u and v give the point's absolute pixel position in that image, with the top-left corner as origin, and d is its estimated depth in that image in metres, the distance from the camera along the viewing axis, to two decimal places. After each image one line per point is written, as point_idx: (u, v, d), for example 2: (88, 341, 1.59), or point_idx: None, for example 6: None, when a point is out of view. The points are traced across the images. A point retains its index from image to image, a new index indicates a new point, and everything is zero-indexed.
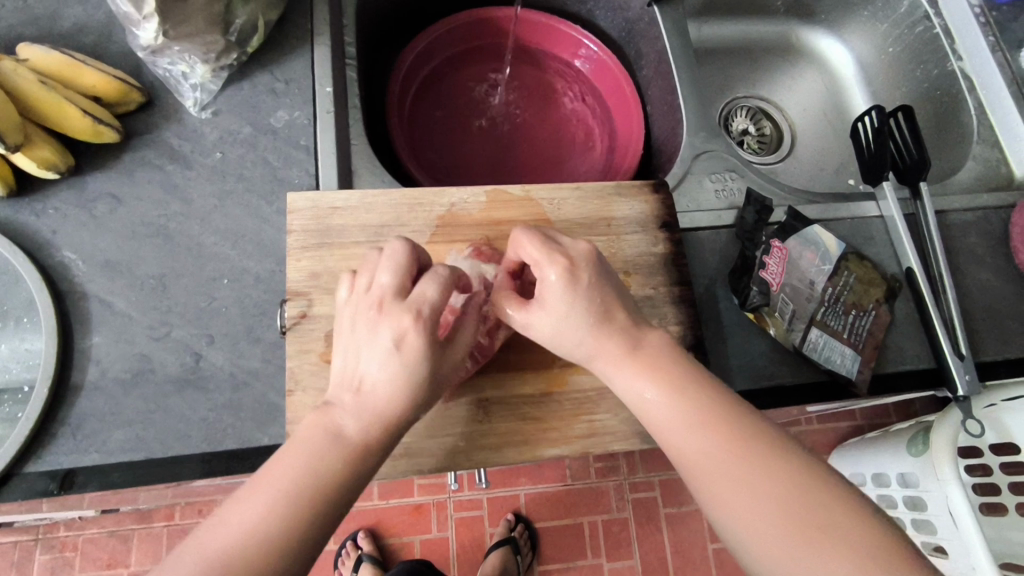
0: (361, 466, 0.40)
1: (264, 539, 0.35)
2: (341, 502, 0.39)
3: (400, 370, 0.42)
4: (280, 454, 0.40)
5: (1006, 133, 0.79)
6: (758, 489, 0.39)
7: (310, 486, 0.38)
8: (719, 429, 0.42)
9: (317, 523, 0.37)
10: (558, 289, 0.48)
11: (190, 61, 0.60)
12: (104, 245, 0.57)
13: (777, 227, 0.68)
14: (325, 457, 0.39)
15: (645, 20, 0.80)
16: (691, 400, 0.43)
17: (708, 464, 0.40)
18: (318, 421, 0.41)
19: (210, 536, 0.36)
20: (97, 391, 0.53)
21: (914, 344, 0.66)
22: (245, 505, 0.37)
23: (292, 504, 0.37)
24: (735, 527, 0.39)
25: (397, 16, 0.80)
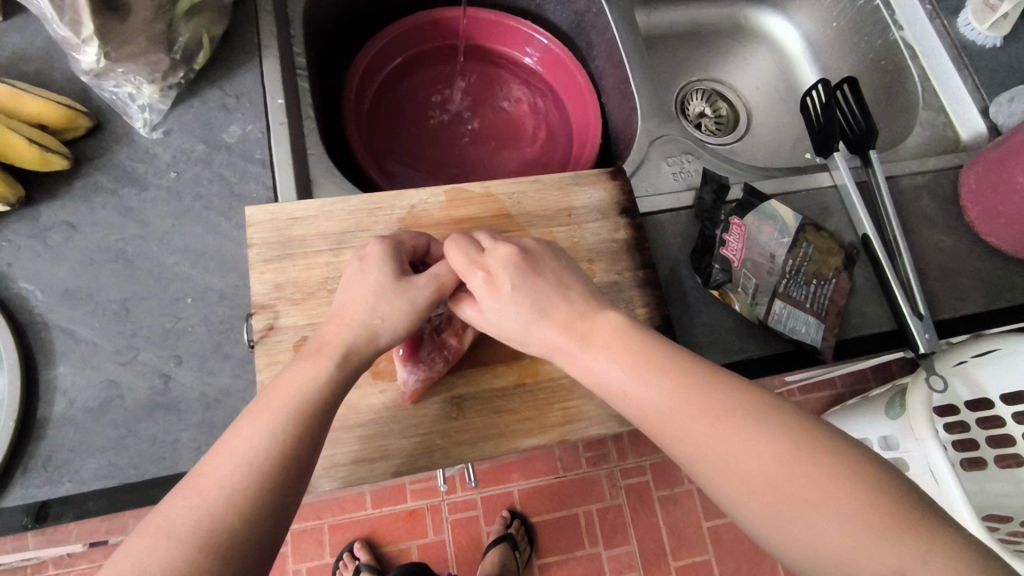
0: (340, 382, 0.45)
1: (263, 466, 0.39)
2: (318, 432, 0.42)
3: (359, 287, 0.50)
4: (268, 391, 0.43)
5: (949, 97, 0.82)
6: (747, 462, 0.37)
7: (293, 418, 0.41)
8: (696, 405, 0.40)
9: (306, 446, 0.41)
10: (487, 296, 0.50)
11: (135, 82, 0.59)
12: (61, 274, 0.56)
13: (735, 204, 0.69)
14: (305, 390, 0.43)
15: (593, 11, 0.81)
16: (662, 379, 0.42)
17: (693, 445, 0.39)
18: (301, 366, 0.45)
19: (208, 473, 0.38)
20: (65, 421, 0.52)
21: (874, 307, 0.68)
22: (238, 440, 0.40)
23: (280, 436, 0.40)
24: (733, 503, 0.38)
25: (344, 23, 0.80)
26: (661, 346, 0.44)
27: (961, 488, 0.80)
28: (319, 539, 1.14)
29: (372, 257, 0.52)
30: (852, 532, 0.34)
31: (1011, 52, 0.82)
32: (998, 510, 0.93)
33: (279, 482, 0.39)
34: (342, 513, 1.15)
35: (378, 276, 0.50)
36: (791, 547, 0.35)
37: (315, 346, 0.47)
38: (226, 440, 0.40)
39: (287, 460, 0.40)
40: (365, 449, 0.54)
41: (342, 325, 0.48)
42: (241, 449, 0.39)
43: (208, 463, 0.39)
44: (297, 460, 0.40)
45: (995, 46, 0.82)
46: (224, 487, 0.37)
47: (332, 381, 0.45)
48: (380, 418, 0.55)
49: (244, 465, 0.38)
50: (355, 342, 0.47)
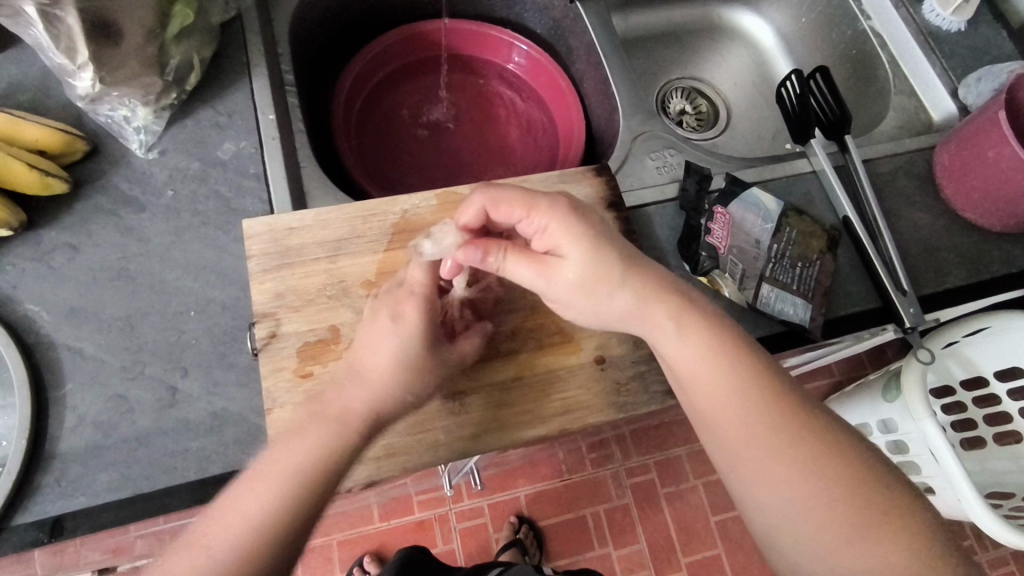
0: (353, 445, 0.49)
1: (265, 528, 0.45)
2: (326, 492, 0.48)
3: (396, 343, 0.53)
4: (284, 444, 0.48)
5: (919, 81, 0.84)
6: (811, 497, 0.45)
7: (300, 479, 0.46)
8: (772, 430, 0.47)
9: (309, 513, 0.47)
10: (569, 238, 0.51)
11: (130, 104, 0.61)
12: (66, 293, 0.57)
13: (718, 193, 0.71)
14: (316, 456, 0.47)
15: (569, 16, 0.84)
16: (748, 395, 0.48)
17: (763, 456, 0.46)
18: (316, 425, 0.49)
19: (219, 523, 0.45)
20: (77, 436, 0.53)
21: (859, 286, 0.70)
22: (246, 502, 0.45)
23: (287, 501, 0.46)
24: (783, 517, 0.45)
25: (329, 41, 0.82)
26: (752, 353, 0.50)
27: (960, 463, 0.82)
28: (328, 555, 1.13)
29: (405, 318, 0.54)
30: (893, 558, 0.42)
31: (975, 36, 0.85)
32: (999, 484, 0.95)
33: (281, 542, 0.45)
34: (351, 528, 1.15)
35: (401, 345, 0.53)
36: (832, 566, 0.43)
37: (337, 404, 0.51)
38: (242, 489, 0.46)
39: (284, 526, 0.45)
40: (372, 449, 0.55)
41: (364, 389, 0.51)
42: (251, 509, 0.45)
43: (221, 512, 0.45)
44: (300, 520, 0.46)
45: (960, 29, 0.85)
46: (230, 544, 0.44)
47: (336, 447, 0.48)
48: None
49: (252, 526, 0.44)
50: (373, 411, 0.51)
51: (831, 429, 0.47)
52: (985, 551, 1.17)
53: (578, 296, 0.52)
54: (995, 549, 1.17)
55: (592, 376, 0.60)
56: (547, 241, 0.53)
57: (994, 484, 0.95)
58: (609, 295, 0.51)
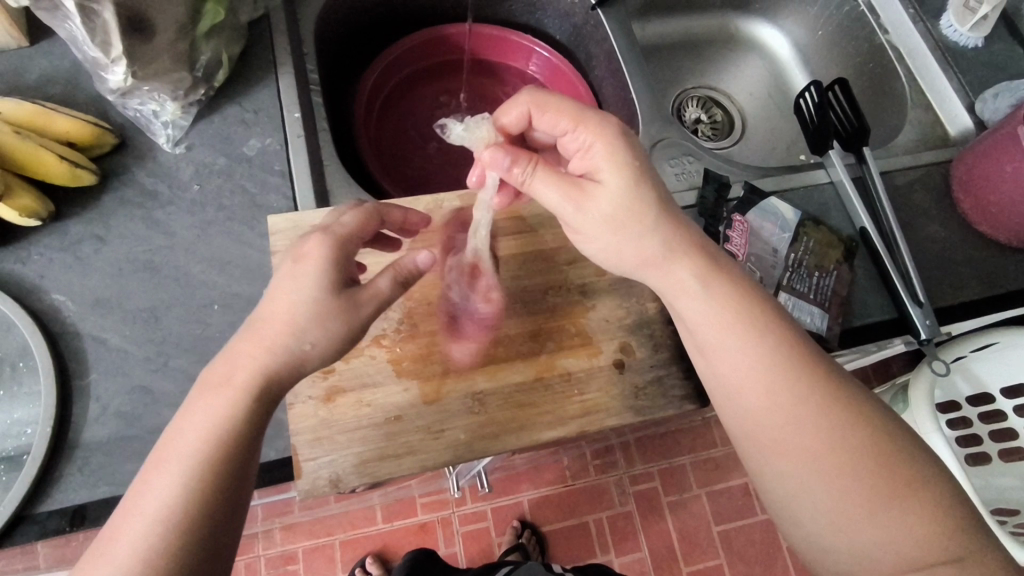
0: (253, 409, 0.43)
1: (176, 517, 0.38)
2: (239, 464, 0.41)
3: (295, 292, 0.46)
4: (177, 423, 0.42)
5: (935, 95, 0.85)
6: (829, 463, 0.45)
7: (205, 455, 0.40)
8: (793, 395, 0.47)
9: (230, 491, 0.40)
10: (610, 165, 0.51)
11: (160, 99, 0.62)
12: (93, 284, 0.58)
13: (736, 202, 0.72)
14: (216, 427, 0.41)
15: (591, 23, 0.84)
16: (771, 359, 0.48)
17: (779, 423, 0.47)
18: (208, 398, 0.43)
19: (123, 525, 0.38)
20: (100, 426, 0.54)
21: (876, 296, 0.71)
22: (156, 484, 0.39)
23: (197, 478, 0.40)
24: (799, 484, 0.45)
25: (353, 41, 0.83)
26: (778, 317, 0.50)
27: (969, 478, 0.82)
28: (331, 555, 1.13)
29: (308, 259, 0.48)
30: (913, 532, 0.42)
31: (992, 52, 0.86)
32: (1005, 501, 0.95)
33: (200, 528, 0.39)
34: (354, 529, 1.15)
35: (311, 286, 0.47)
36: (850, 536, 0.44)
37: (224, 371, 0.44)
38: (144, 483, 0.40)
39: (201, 510, 0.39)
40: (392, 446, 0.55)
41: (259, 348, 0.45)
42: (154, 499, 0.39)
43: (124, 519, 0.38)
44: (222, 498, 0.40)
45: (977, 46, 0.86)
46: (141, 541, 0.37)
47: (244, 413, 0.43)
48: (404, 415, 0.56)
49: (161, 512, 0.38)
50: (274, 367, 0.45)
51: (857, 399, 0.47)
52: None
53: (605, 226, 0.51)
54: None
55: (611, 380, 0.60)
56: (589, 165, 0.52)
57: (1001, 500, 0.95)
58: (638, 234, 0.51)
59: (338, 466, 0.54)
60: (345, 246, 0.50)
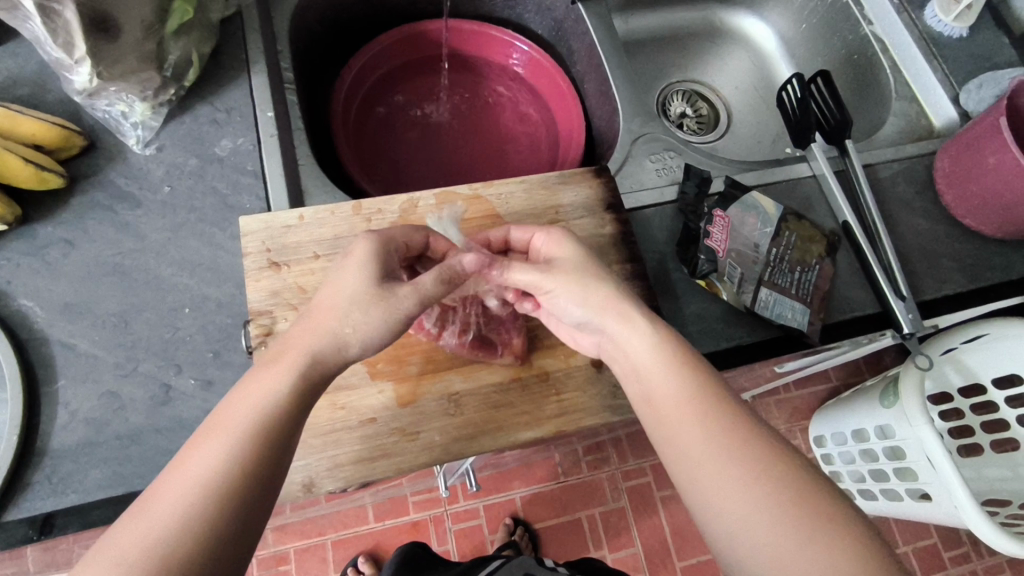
0: (312, 383, 0.45)
1: (229, 473, 0.38)
2: (291, 427, 0.42)
3: (348, 287, 0.49)
4: (233, 396, 0.42)
5: (920, 86, 0.84)
6: (772, 500, 0.39)
7: (263, 416, 0.41)
8: (730, 432, 0.43)
9: (283, 443, 0.41)
10: (562, 250, 0.57)
11: (128, 100, 0.61)
12: (61, 289, 0.57)
13: (717, 197, 0.71)
14: (274, 395, 0.42)
15: (571, 17, 0.83)
16: (704, 397, 0.45)
17: (692, 444, 0.43)
18: (264, 373, 0.44)
19: (162, 491, 0.36)
20: (69, 433, 0.53)
21: (857, 291, 0.70)
22: (198, 451, 0.38)
23: (251, 435, 0.40)
24: (714, 505, 0.40)
25: (330, 38, 0.82)
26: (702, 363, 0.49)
27: (958, 470, 0.82)
28: (322, 556, 1.12)
29: (353, 258, 0.51)
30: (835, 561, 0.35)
31: (977, 42, 0.85)
32: (997, 493, 0.94)
33: (254, 480, 0.38)
34: (345, 528, 1.14)
35: (355, 278, 0.50)
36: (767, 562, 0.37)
37: (279, 351, 0.46)
38: (190, 447, 0.39)
39: (260, 463, 0.39)
40: (367, 449, 0.55)
41: (315, 333, 0.47)
42: (200, 460, 0.38)
43: (167, 480, 0.37)
44: (275, 454, 0.40)
45: (961, 36, 0.85)
46: (187, 504, 0.36)
47: (296, 386, 0.44)
48: (378, 418, 0.56)
49: (203, 477, 0.37)
50: (325, 349, 0.46)
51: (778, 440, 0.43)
52: (982, 558, 1.18)
53: (568, 278, 0.53)
54: (990, 557, 1.18)
55: (589, 378, 0.59)
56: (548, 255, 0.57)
57: (991, 491, 0.96)
58: (596, 289, 0.53)
59: (311, 470, 0.53)
60: (384, 246, 0.53)
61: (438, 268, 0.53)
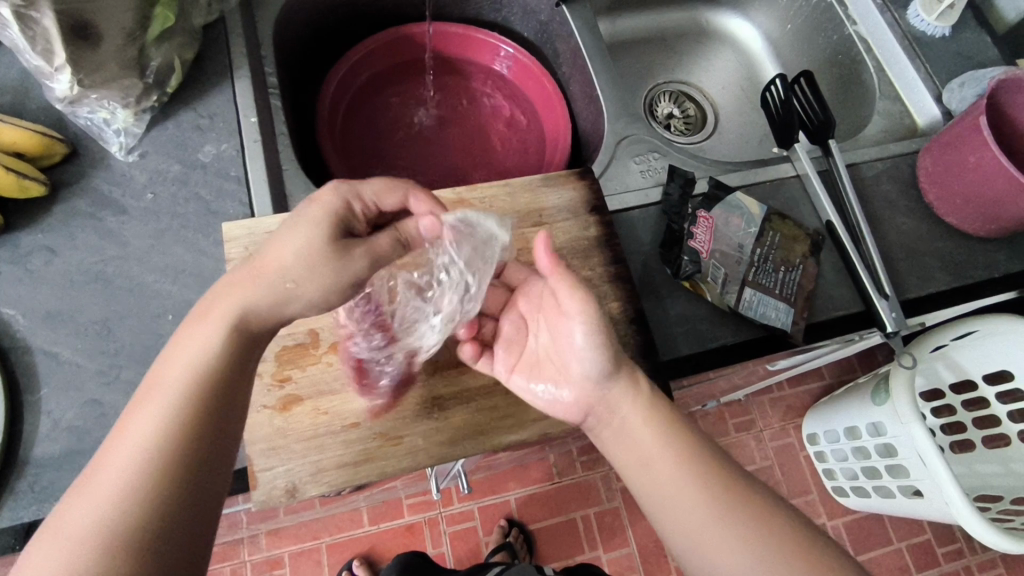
0: (241, 341, 0.44)
1: (163, 446, 0.37)
2: (226, 389, 0.42)
3: (296, 245, 0.47)
4: (159, 366, 0.42)
5: (904, 85, 0.85)
6: (747, 547, 0.43)
7: (195, 382, 0.41)
8: (701, 477, 0.46)
9: (219, 405, 0.41)
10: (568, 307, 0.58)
11: (110, 107, 0.61)
12: (44, 297, 0.57)
13: (701, 198, 0.71)
14: (202, 359, 0.42)
15: (556, 19, 0.83)
16: (693, 470, 0.47)
17: (666, 496, 0.46)
18: (190, 339, 0.43)
19: (99, 470, 0.36)
20: (51, 441, 0.53)
21: (842, 290, 0.70)
22: (130, 428, 0.38)
23: (183, 404, 0.39)
24: (697, 554, 0.44)
25: (315, 43, 0.82)
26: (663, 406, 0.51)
27: (949, 468, 0.83)
28: (317, 559, 1.12)
29: (302, 217, 0.49)
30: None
31: (960, 41, 0.85)
32: (990, 489, 0.95)
33: (191, 447, 0.38)
34: (340, 532, 1.14)
35: (305, 235, 0.48)
36: None
37: (208, 311, 0.45)
38: (122, 425, 0.38)
39: (195, 431, 0.39)
40: (351, 454, 0.55)
41: (243, 292, 0.45)
42: (132, 437, 0.37)
43: (102, 458, 0.37)
44: (210, 419, 0.40)
45: (944, 35, 0.85)
46: (125, 478, 0.36)
47: (223, 345, 0.43)
48: (362, 421, 0.56)
49: (144, 447, 0.37)
50: (258, 305, 0.45)
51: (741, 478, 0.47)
52: (975, 554, 1.19)
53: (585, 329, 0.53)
54: (984, 552, 1.19)
55: None
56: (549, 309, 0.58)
57: (981, 487, 0.96)
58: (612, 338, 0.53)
59: (296, 475, 0.53)
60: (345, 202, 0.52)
61: (391, 229, 0.55)
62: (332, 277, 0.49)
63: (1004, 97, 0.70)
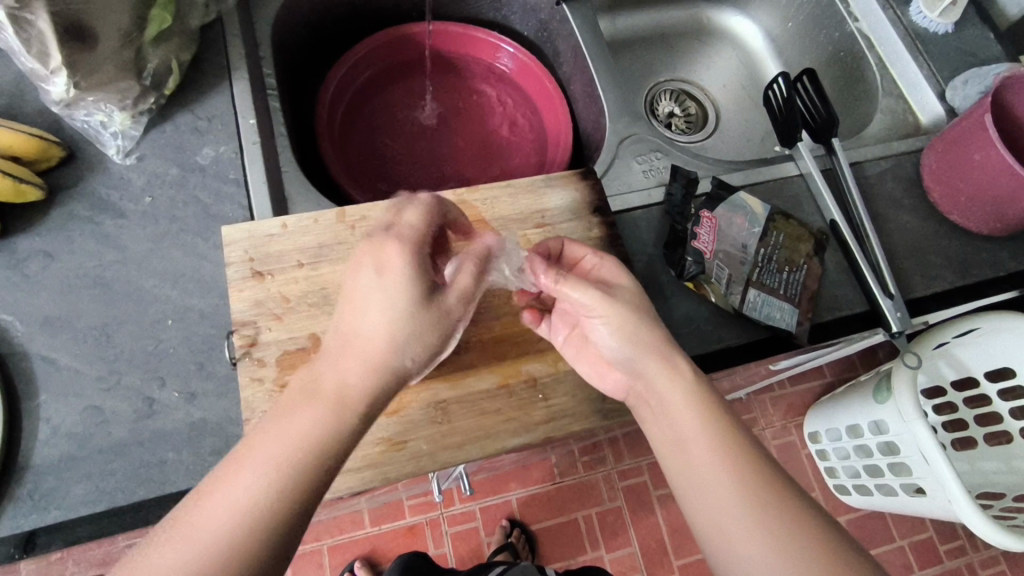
0: (350, 428, 0.45)
1: (256, 518, 0.39)
2: (327, 472, 0.43)
3: (386, 322, 0.48)
4: (265, 424, 0.43)
5: (907, 83, 0.84)
6: (744, 506, 0.44)
7: (298, 458, 0.42)
8: (721, 436, 0.47)
9: (316, 489, 0.42)
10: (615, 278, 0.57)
11: (107, 109, 0.60)
12: (41, 303, 0.56)
13: (705, 197, 0.71)
14: (311, 436, 0.43)
15: (556, 18, 0.83)
16: (725, 440, 0.47)
17: (686, 445, 0.47)
18: (300, 409, 0.44)
19: (194, 516, 0.39)
20: (50, 448, 0.52)
21: (846, 290, 0.70)
22: (228, 487, 0.40)
23: (283, 476, 0.41)
24: (696, 502, 0.46)
25: (313, 43, 0.81)
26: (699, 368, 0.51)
27: (952, 467, 0.82)
28: (318, 561, 1.12)
29: (391, 274, 0.49)
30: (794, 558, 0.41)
31: (963, 38, 0.84)
32: (991, 486, 0.94)
33: (283, 527, 0.40)
34: (341, 533, 1.14)
35: (402, 301, 0.49)
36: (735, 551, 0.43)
37: (315, 379, 0.46)
38: (224, 477, 0.41)
39: (288, 506, 0.41)
40: (353, 459, 0.54)
41: (355, 364, 0.46)
42: (233, 499, 0.40)
43: (200, 505, 0.40)
44: (306, 497, 0.42)
45: (947, 32, 0.84)
46: (216, 540, 0.38)
47: (335, 427, 0.44)
48: (365, 425, 0.55)
49: (238, 514, 0.39)
50: (370, 390, 0.46)
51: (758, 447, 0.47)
52: (977, 552, 1.18)
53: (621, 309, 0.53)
54: (986, 549, 1.18)
55: (577, 383, 0.59)
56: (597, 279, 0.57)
57: (985, 485, 0.96)
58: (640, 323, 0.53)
59: None
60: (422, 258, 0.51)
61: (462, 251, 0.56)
62: (423, 350, 0.50)
63: (1008, 94, 0.69)
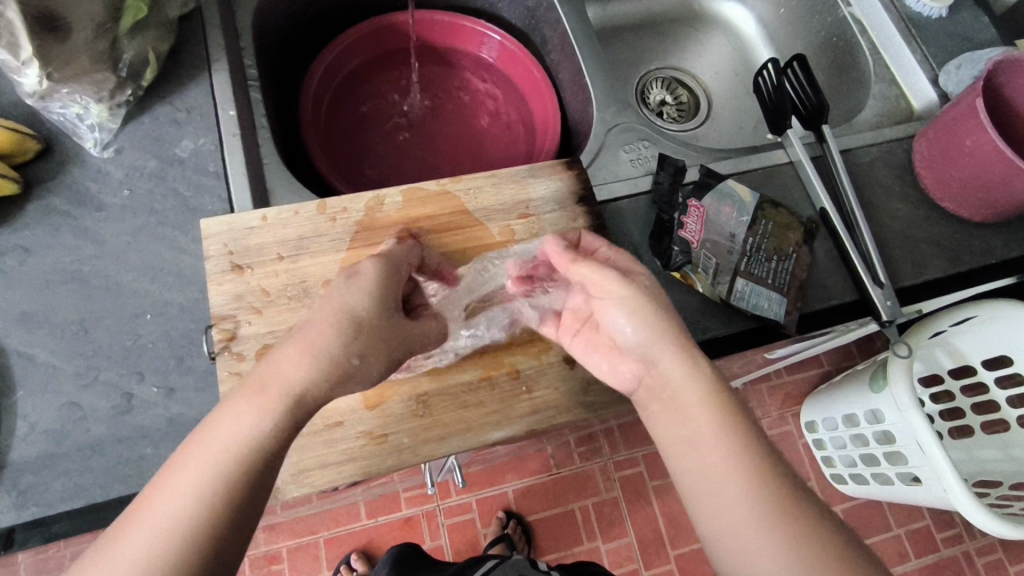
0: (288, 422, 0.44)
1: (189, 522, 0.38)
2: (262, 472, 0.42)
3: (332, 315, 0.49)
4: (204, 427, 0.43)
5: (900, 68, 0.83)
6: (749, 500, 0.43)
7: (233, 461, 0.41)
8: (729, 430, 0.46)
9: (253, 489, 0.41)
10: (614, 285, 0.55)
11: (83, 102, 0.59)
12: (18, 298, 0.56)
13: (693, 186, 0.70)
14: (244, 436, 0.42)
15: (544, 6, 0.81)
16: (736, 435, 0.46)
17: (695, 440, 0.46)
18: (242, 404, 0.43)
19: (127, 527, 0.38)
20: (27, 445, 0.52)
21: (836, 279, 0.69)
22: (162, 492, 0.39)
23: (219, 478, 0.40)
24: (699, 495, 0.45)
25: (297, 33, 0.80)
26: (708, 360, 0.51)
27: (948, 457, 0.82)
28: (315, 554, 1.12)
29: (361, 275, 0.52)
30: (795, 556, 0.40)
31: (957, 22, 0.83)
32: (987, 475, 0.94)
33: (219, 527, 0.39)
34: (337, 526, 1.14)
35: (356, 298, 0.51)
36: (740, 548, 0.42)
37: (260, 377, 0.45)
38: (155, 484, 0.40)
39: (222, 510, 0.40)
40: (335, 453, 0.54)
41: (306, 359, 0.46)
42: (163, 505, 0.39)
43: (133, 515, 0.39)
44: (241, 500, 0.41)
45: (941, 16, 0.83)
46: (148, 548, 0.37)
47: (271, 425, 0.43)
48: (347, 418, 0.55)
49: (173, 518, 0.38)
50: (311, 379, 0.46)
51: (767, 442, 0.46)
52: (974, 540, 1.18)
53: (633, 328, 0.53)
54: (982, 537, 1.18)
55: (560, 375, 0.59)
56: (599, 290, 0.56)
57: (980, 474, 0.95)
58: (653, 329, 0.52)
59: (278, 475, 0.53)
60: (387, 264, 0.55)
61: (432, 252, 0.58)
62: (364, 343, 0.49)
63: (1000, 78, 0.68)
